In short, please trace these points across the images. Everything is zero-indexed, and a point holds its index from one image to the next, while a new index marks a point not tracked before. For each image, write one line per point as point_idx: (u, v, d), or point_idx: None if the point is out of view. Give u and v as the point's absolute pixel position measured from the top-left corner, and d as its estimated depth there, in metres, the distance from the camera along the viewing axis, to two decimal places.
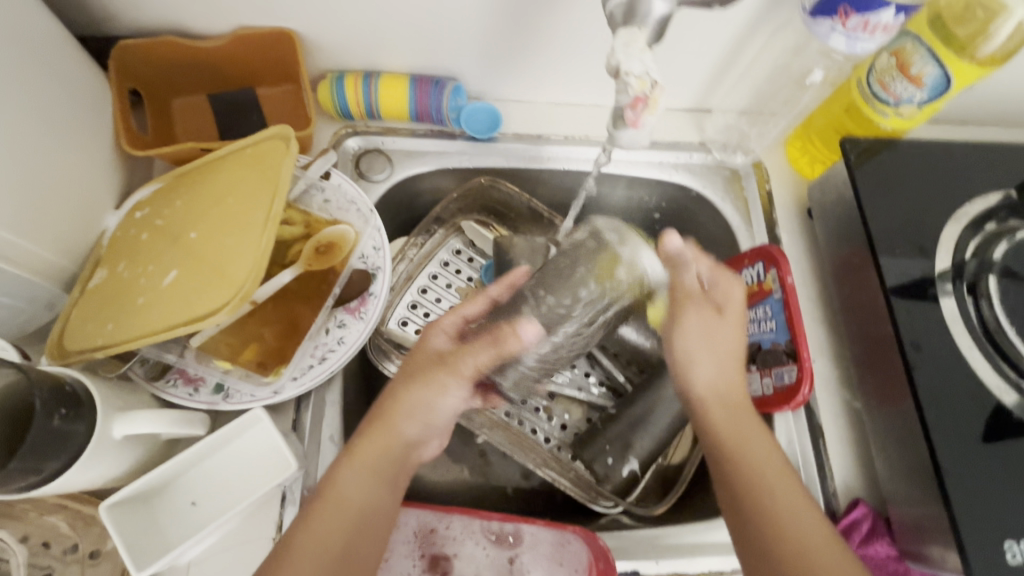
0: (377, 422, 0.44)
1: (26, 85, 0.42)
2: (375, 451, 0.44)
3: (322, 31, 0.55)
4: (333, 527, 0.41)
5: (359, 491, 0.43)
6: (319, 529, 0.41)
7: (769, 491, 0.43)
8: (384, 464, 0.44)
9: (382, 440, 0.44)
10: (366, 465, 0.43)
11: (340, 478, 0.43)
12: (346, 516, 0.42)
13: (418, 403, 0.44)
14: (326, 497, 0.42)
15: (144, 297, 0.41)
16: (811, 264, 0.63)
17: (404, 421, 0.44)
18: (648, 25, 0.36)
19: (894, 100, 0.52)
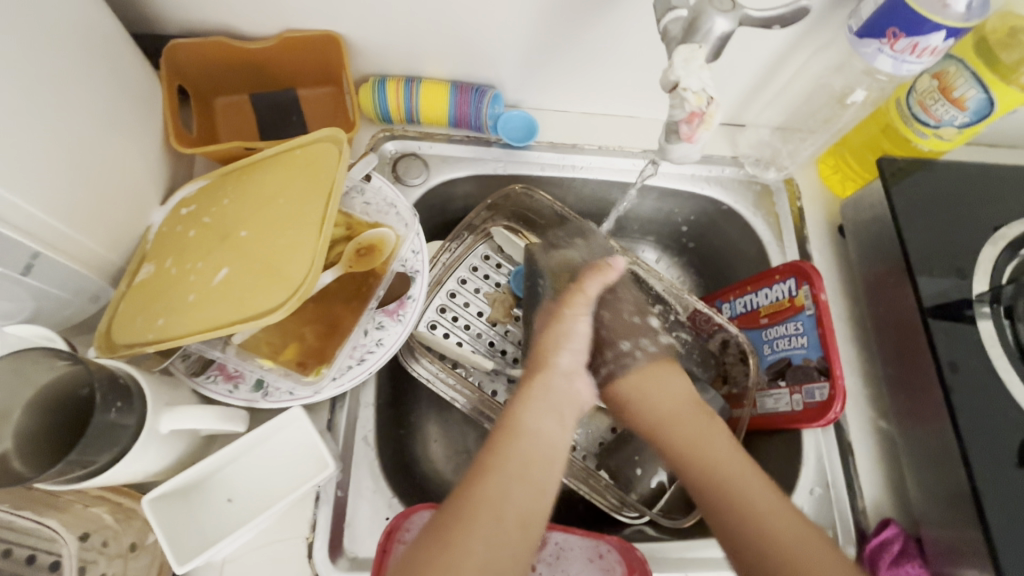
0: (537, 368, 0.49)
1: (84, 82, 0.43)
2: (541, 389, 0.47)
3: (367, 36, 0.56)
4: (519, 471, 0.42)
5: (541, 429, 0.44)
6: (493, 485, 0.41)
7: (763, 516, 0.44)
8: (546, 404, 0.46)
9: (548, 383, 0.47)
10: (536, 403, 0.46)
11: (521, 423, 0.44)
12: (530, 457, 0.43)
13: (565, 341, 0.50)
14: (521, 439, 0.43)
15: (197, 293, 0.42)
16: (842, 282, 0.63)
17: (558, 355, 0.49)
18: (707, 42, 0.37)
19: (936, 122, 0.52)
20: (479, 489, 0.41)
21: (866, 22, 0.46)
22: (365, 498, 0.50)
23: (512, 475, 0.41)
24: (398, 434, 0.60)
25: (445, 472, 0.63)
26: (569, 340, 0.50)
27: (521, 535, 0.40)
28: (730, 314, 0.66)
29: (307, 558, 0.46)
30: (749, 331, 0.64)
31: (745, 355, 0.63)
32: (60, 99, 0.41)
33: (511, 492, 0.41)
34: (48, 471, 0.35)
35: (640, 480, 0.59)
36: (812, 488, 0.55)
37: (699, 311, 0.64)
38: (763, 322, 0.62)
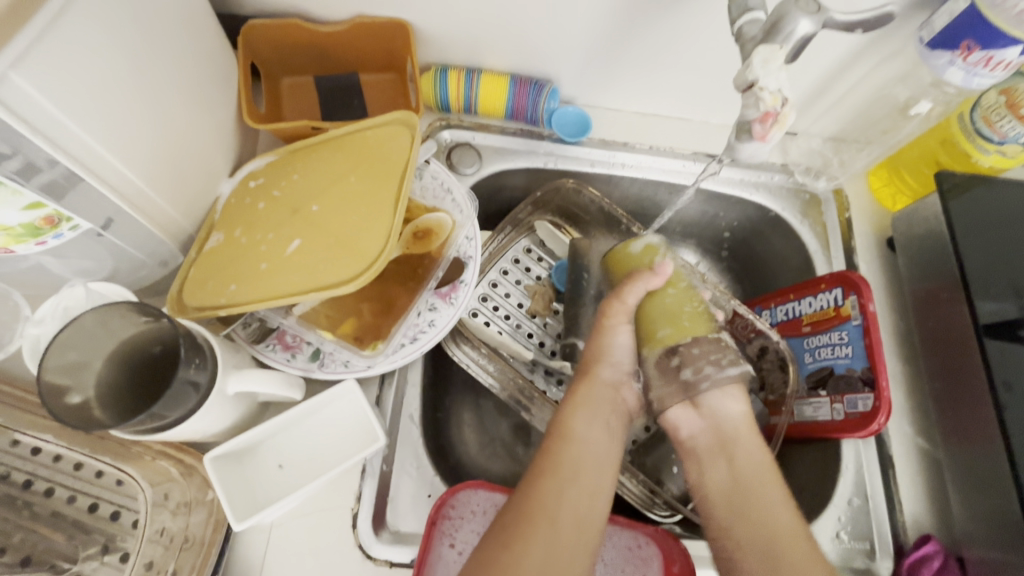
0: (583, 377, 0.52)
1: (174, 53, 0.45)
2: (586, 398, 0.51)
3: (433, 25, 0.57)
4: (567, 477, 0.46)
5: (587, 437, 0.49)
6: (547, 486, 0.45)
7: (772, 534, 0.45)
8: (590, 413, 0.50)
9: (593, 392, 0.51)
10: (583, 411, 0.50)
11: (569, 429, 0.49)
12: (577, 462, 0.47)
13: (606, 355, 0.52)
14: (571, 446, 0.48)
15: (269, 262, 0.44)
16: (888, 296, 0.62)
17: (600, 367, 0.52)
18: (789, 43, 0.37)
19: (1000, 138, 0.52)
20: (534, 494, 0.44)
21: (938, 33, 0.46)
22: (407, 474, 0.51)
23: (564, 481, 0.45)
24: (436, 417, 0.61)
25: (478, 458, 0.64)
26: (612, 354, 0.52)
27: (580, 537, 0.44)
28: (770, 322, 0.66)
29: (351, 528, 0.47)
30: (790, 339, 0.64)
31: (784, 362, 0.62)
32: (155, 69, 0.43)
33: (561, 497, 0.45)
34: (133, 419, 0.36)
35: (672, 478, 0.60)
36: (850, 498, 0.54)
37: (739, 315, 0.65)
38: (805, 331, 0.62)
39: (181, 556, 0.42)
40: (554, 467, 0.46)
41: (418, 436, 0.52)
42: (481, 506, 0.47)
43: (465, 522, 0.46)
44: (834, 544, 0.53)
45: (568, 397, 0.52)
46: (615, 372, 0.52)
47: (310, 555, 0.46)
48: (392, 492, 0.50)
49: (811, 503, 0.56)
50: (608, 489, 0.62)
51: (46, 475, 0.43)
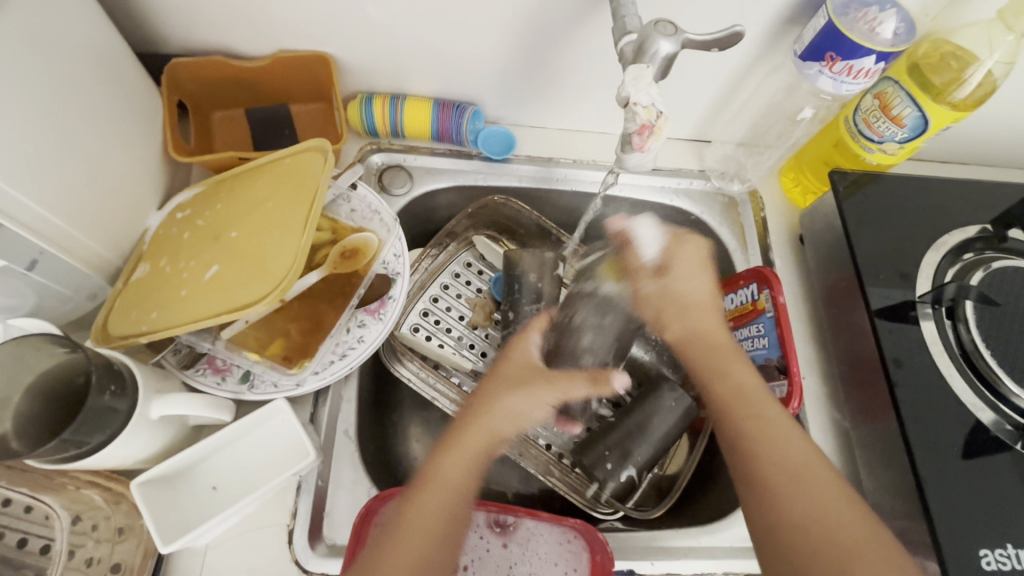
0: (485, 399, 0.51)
1: (93, 95, 0.47)
2: (468, 445, 0.48)
3: (355, 57, 0.60)
4: (429, 521, 0.44)
5: (457, 482, 0.46)
6: (416, 513, 0.44)
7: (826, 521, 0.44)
8: (461, 454, 0.47)
9: (473, 436, 0.48)
10: (455, 455, 0.47)
11: (438, 472, 0.46)
12: (439, 510, 0.44)
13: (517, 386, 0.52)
14: (435, 494, 0.45)
15: (188, 289, 0.46)
16: (803, 289, 0.66)
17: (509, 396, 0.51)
18: (654, 63, 0.41)
19: (879, 138, 0.56)
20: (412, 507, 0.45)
21: (808, 46, 0.51)
22: (343, 490, 0.52)
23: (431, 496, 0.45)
24: (379, 432, 0.62)
25: None
26: (513, 409, 0.50)
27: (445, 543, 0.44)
28: None
29: (286, 545, 0.48)
30: None
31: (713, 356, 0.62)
32: (71, 111, 0.45)
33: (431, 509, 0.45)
34: (43, 449, 0.37)
35: (612, 475, 0.57)
36: None
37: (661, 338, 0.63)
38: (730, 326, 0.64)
39: None
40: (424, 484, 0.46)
41: (355, 450, 0.54)
42: None
43: None
44: None
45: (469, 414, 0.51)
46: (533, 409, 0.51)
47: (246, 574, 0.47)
48: (328, 506, 0.51)
49: None
50: (552, 491, 0.64)
51: None
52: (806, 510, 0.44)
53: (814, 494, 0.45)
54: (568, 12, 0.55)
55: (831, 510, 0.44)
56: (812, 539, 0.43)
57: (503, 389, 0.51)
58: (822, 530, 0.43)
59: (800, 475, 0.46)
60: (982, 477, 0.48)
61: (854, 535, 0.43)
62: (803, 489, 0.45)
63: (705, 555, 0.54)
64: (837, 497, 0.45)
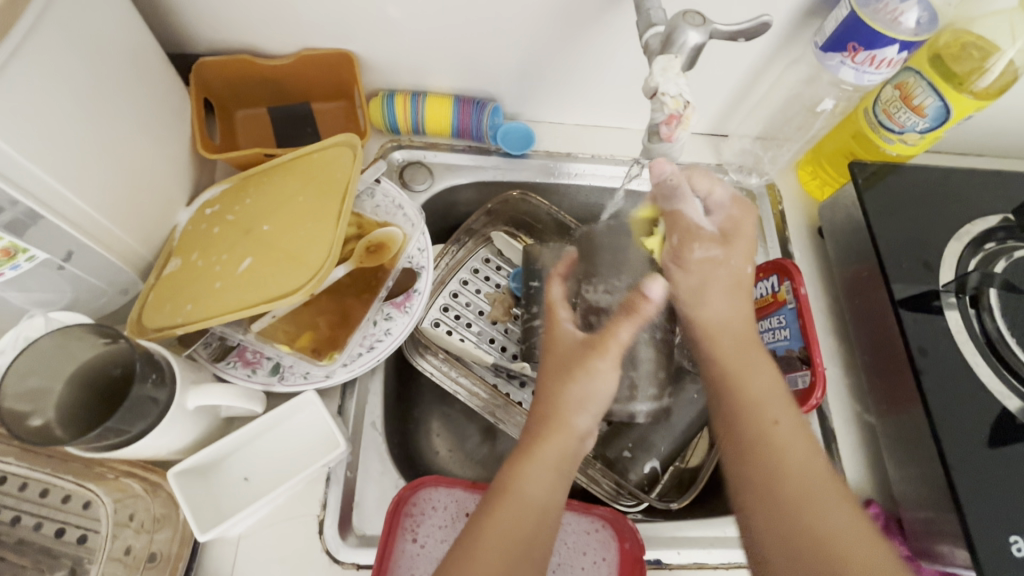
0: (551, 417, 0.46)
1: (128, 92, 0.48)
2: (553, 451, 0.45)
3: (377, 55, 0.61)
4: (513, 532, 0.42)
5: (539, 494, 0.44)
6: (500, 524, 0.43)
7: (820, 521, 0.42)
8: (551, 466, 0.45)
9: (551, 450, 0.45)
10: (536, 466, 0.45)
11: (513, 484, 0.44)
12: (524, 524, 0.43)
13: (568, 405, 0.46)
14: (517, 509, 0.43)
15: (221, 282, 0.47)
16: (822, 281, 0.66)
17: (575, 415, 0.46)
18: (683, 53, 0.42)
19: (899, 128, 0.56)
20: (495, 510, 0.43)
21: (829, 37, 0.51)
22: (371, 481, 0.52)
23: (521, 518, 0.43)
24: (402, 426, 0.63)
25: (447, 464, 0.65)
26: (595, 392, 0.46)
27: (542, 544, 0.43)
28: None
29: (317, 536, 0.49)
30: None
31: None
32: (108, 109, 0.46)
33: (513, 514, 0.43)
34: (89, 435, 0.38)
35: (634, 466, 0.62)
36: None
37: None
38: None
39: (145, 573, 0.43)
40: (503, 492, 0.44)
41: (381, 442, 0.54)
42: (442, 503, 0.49)
43: (427, 518, 0.48)
44: None
45: (527, 438, 0.46)
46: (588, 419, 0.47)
47: (278, 564, 0.48)
48: (357, 498, 0.51)
49: None
50: (575, 485, 0.64)
51: (12, 504, 0.44)
52: (801, 492, 0.43)
53: (827, 512, 0.42)
54: (590, 6, 0.55)
55: (838, 527, 0.42)
56: (805, 534, 0.42)
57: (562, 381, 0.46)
58: (821, 544, 0.41)
59: (818, 487, 0.43)
60: (1009, 464, 0.48)
61: (840, 524, 0.42)
62: (814, 504, 0.43)
63: (732, 545, 0.54)
64: (838, 499, 0.43)
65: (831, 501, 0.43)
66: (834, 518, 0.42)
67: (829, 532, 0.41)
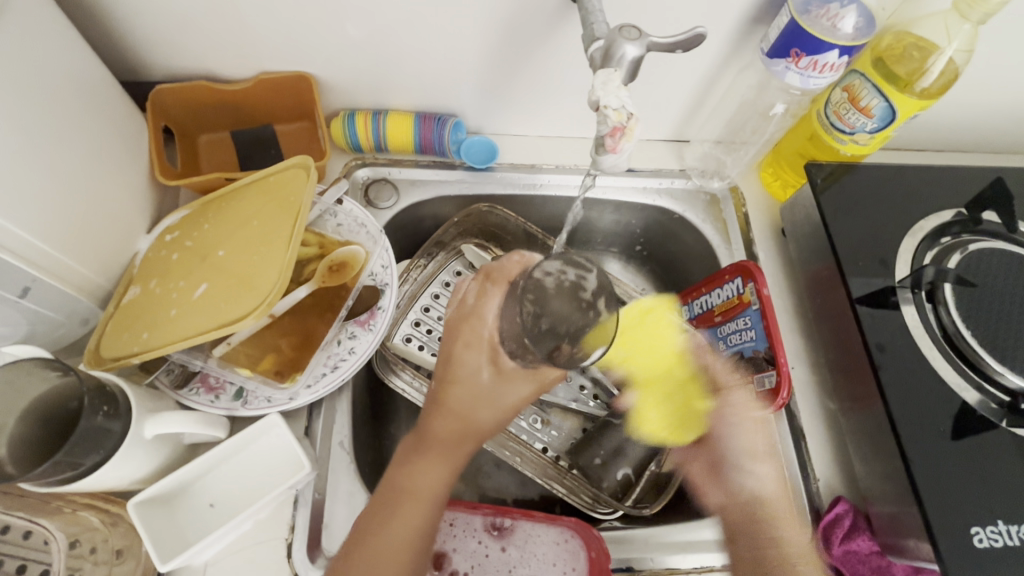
0: (437, 403, 0.47)
1: (80, 124, 0.48)
2: (436, 435, 0.46)
3: (335, 75, 0.62)
4: (405, 533, 0.42)
5: (429, 483, 0.44)
6: (393, 518, 0.42)
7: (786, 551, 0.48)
8: (442, 456, 0.45)
9: (438, 426, 0.46)
10: (430, 457, 0.45)
11: (405, 481, 0.44)
12: (411, 522, 0.42)
13: (460, 387, 0.47)
14: (408, 503, 0.43)
15: (178, 308, 0.47)
16: (787, 281, 0.67)
17: (458, 393, 0.47)
18: (622, 67, 0.43)
19: (850, 129, 0.57)
20: (383, 514, 0.43)
21: (774, 43, 0.52)
22: (340, 501, 0.52)
23: (408, 510, 0.43)
24: (376, 444, 0.62)
25: None
26: (502, 399, 0.47)
27: (415, 539, 0.42)
28: (689, 316, 0.68)
29: (286, 559, 0.49)
30: (706, 330, 0.66)
31: None
32: (59, 141, 0.46)
33: (405, 514, 0.43)
34: (41, 469, 0.38)
35: (607, 474, 0.61)
36: None
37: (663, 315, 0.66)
38: (718, 321, 0.64)
39: None
40: (388, 491, 0.44)
41: (350, 461, 0.54)
42: None
43: None
44: None
45: (421, 428, 0.47)
46: (494, 415, 0.46)
47: None
48: (325, 519, 0.51)
49: None
50: (551, 495, 0.64)
51: None
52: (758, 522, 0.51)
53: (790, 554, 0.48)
54: (540, 22, 0.56)
55: (795, 545, 0.49)
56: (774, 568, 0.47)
57: (451, 370, 0.47)
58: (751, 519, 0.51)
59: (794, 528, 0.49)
60: (969, 456, 0.49)
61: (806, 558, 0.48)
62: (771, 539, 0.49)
63: (704, 549, 0.54)
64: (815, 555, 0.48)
65: (766, 477, 0.53)
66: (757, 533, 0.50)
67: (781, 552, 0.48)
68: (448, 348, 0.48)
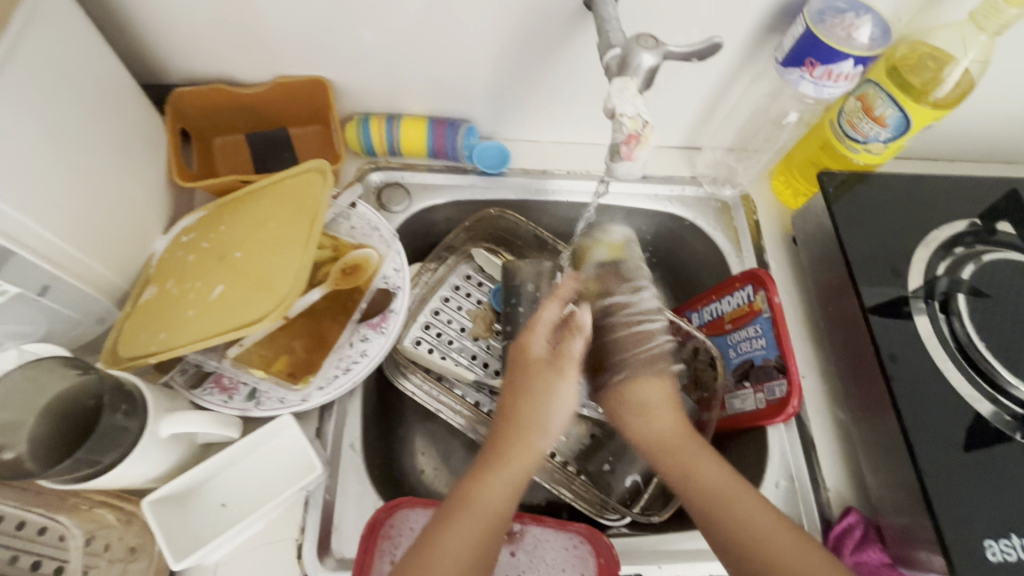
0: (512, 430, 0.47)
1: (101, 126, 0.49)
2: (506, 460, 0.46)
3: (350, 80, 0.62)
4: (466, 541, 0.43)
5: (496, 504, 0.44)
6: (450, 538, 0.42)
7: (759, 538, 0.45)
8: (513, 476, 0.45)
9: (518, 452, 0.46)
10: (497, 479, 0.45)
11: (470, 499, 0.44)
12: (476, 540, 0.43)
13: (547, 416, 0.47)
14: (481, 524, 0.43)
15: (195, 309, 0.48)
16: (798, 288, 0.66)
17: (541, 422, 0.47)
18: (638, 75, 0.43)
19: (863, 138, 0.57)
20: (437, 541, 0.42)
21: (788, 53, 0.52)
22: (351, 503, 0.52)
23: (469, 527, 0.43)
24: (385, 445, 0.63)
25: (431, 483, 0.65)
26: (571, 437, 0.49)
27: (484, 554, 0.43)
28: (699, 323, 0.68)
29: (295, 560, 0.49)
30: (715, 337, 0.66)
31: (713, 360, 0.63)
32: (80, 143, 0.46)
33: (462, 530, 0.43)
34: (60, 466, 0.39)
35: (614, 481, 0.62)
36: (778, 481, 0.57)
37: (673, 322, 0.65)
38: (728, 328, 0.64)
39: None
40: (450, 509, 0.44)
41: (361, 463, 0.54)
42: (419, 524, 0.49)
43: (404, 540, 0.48)
44: None
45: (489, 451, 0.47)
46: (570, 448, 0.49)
47: None
48: (336, 521, 0.51)
49: None
50: (558, 500, 0.64)
51: None
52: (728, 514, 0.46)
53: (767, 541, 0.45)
54: (554, 28, 0.56)
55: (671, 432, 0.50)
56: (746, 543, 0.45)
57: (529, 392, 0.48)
58: (729, 518, 0.46)
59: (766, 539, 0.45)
60: (982, 468, 0.49)
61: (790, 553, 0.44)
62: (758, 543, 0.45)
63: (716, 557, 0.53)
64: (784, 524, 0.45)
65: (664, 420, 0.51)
66: (765, 526, 0.45)
67: (737, 515, 0.46)
68: (546, 380, 0.48)
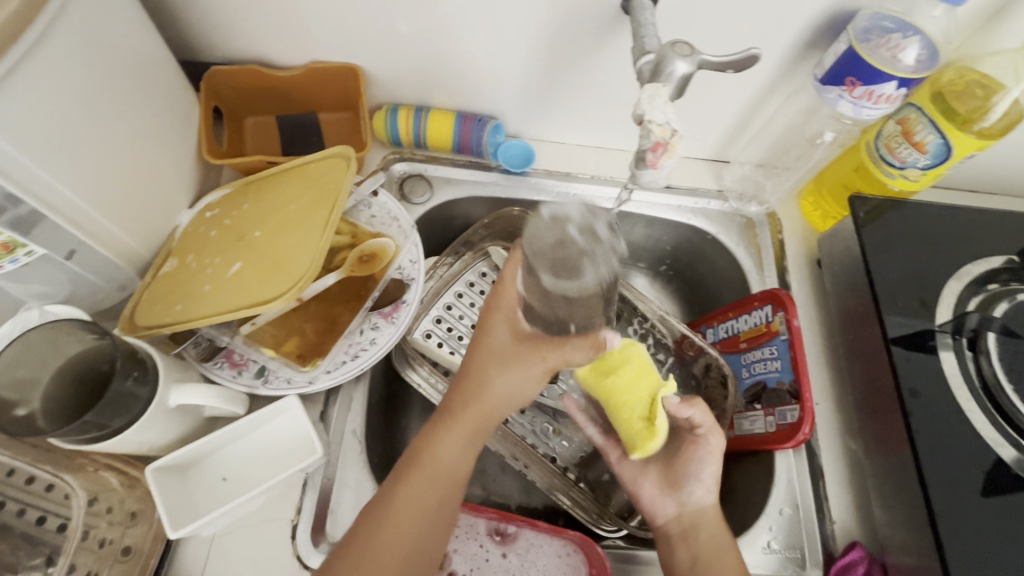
0: (468, 394, 0.52)
1: (138, 98, 0.50)
2: (462, 423, 0.50)
3: (382, 69, 0.63)
4: (422, 502, 0.47)
5: (450, 463, 0.49)
6: (411, 489, 0.47)
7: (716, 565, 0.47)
8: (463, 436, 0.50)
9: (469, 412, 0.51)
10: (455, 438, 0.50)
11: (431, 458, 0.49)
12: (432, 494, 0.47)
13: (492, 381, 0.52)
14: (434, 476, 0.48)
15: (211, 284, 0.48)
16: (819, 313, 0.65)
17: (489, 388, 0.52)
18: (670, 82, 0.43)
19: (900, 164, 0.55)
20: (400, 493, 0.47)
21: (827, 71, 0.51)
22: (348, 489, 0.52)
23: (427, 483, 0.48)
24: (387, 435, 0.63)
25: None
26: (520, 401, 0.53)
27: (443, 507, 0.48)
28: (713, 339, 0.66)
29: (290, 540, 0.49)
30: (729, 356, 0.64)
31: (725, 380, 0.62)
32: (116, 113, 0.48)
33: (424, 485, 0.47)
34: (68, 427, 0.40)
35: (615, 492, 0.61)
36: (782, 508, 0.55)
37: (685, 337, 0.65)
38: (742, 347, 0.62)
39: (118, 566, 0.45)
40: (411, 467, 0.48)
41: (361, 450, 0.54)
42: None
43: None
44: (765, 554, 0.53)
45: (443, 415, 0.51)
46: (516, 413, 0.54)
47: (249, 565, 0.48)
48: (332, 505, 0.51)
49: (746, 513, 0.57)
50: (556, 506, 0.63)
51: None
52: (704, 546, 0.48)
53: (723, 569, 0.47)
54: (589, 31, 0.56)
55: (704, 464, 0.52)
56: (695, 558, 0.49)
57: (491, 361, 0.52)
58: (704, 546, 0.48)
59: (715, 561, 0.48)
60: (1000, 515, 0.47)
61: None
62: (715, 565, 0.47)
63: None
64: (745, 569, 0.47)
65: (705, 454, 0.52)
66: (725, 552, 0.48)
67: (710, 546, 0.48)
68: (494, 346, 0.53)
